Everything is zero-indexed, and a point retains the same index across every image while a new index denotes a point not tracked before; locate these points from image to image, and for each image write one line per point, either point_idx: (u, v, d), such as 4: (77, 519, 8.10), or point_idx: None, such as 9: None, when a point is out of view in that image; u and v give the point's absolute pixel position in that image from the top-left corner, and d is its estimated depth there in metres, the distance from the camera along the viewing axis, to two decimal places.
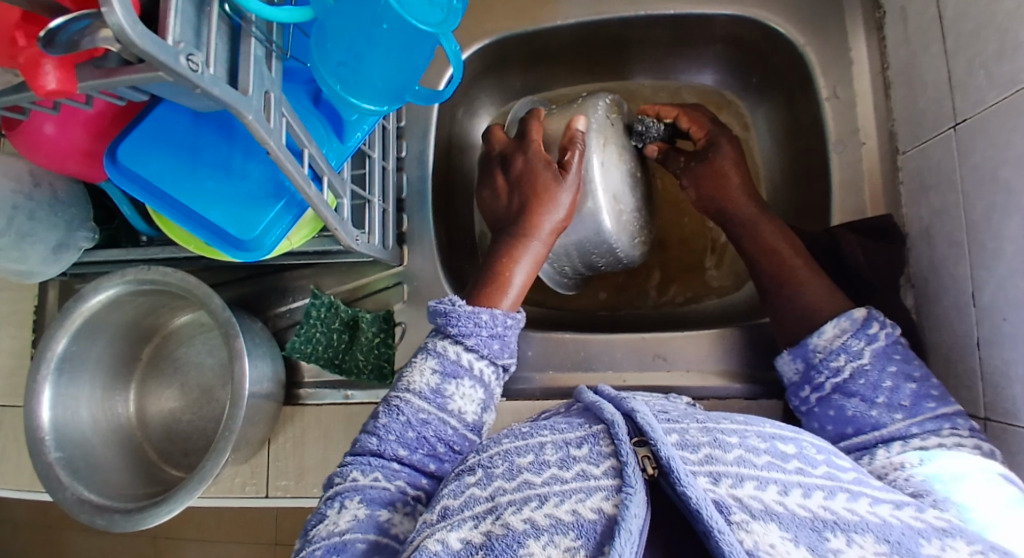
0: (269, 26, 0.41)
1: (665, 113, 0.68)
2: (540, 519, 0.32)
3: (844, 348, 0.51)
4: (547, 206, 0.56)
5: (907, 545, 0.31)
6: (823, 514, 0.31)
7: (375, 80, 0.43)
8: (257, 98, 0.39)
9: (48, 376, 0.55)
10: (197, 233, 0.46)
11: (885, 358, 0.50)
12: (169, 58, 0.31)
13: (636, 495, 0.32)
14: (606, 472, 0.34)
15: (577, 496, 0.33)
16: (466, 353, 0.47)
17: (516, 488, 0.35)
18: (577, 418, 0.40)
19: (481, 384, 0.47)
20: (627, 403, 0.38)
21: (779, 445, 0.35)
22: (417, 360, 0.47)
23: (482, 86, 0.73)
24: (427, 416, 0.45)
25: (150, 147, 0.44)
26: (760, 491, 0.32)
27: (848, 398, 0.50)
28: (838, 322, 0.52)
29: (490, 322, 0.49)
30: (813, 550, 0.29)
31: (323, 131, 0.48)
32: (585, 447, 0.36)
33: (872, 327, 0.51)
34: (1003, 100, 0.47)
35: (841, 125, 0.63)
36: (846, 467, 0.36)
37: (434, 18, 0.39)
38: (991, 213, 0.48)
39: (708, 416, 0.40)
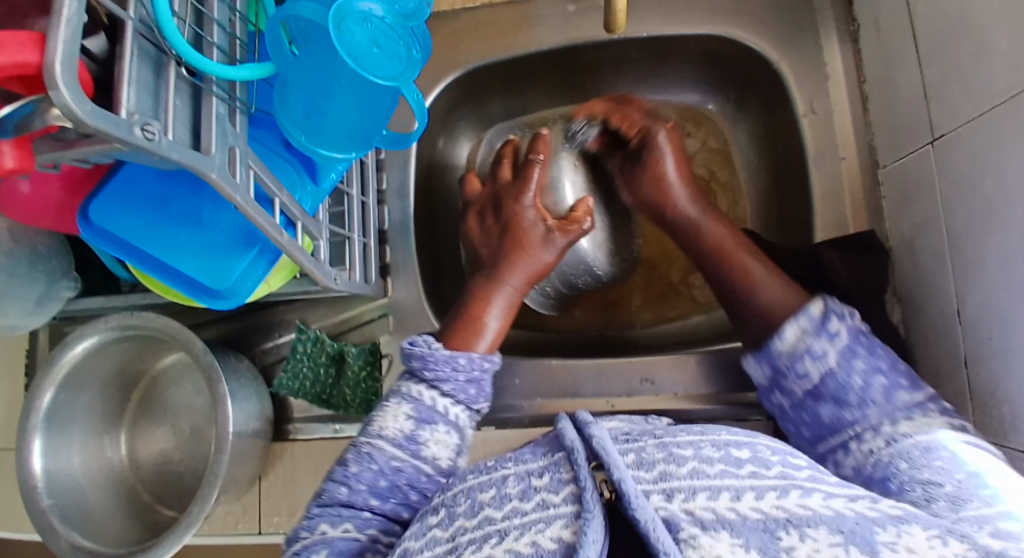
0: (231, 84, 0.41)
1: (596, 111, 0.67)
2: (501, 555, 0.33)
3: (807, 351, 0.51)
4: (526, 248, 0.59)
5: (862, 533, 0.31)
6: (775, 514, 0.32)
7: (340, 128, 0.42)
8: (222, 156, 0.38)
9: (37, 427, 0.56)
10: (175, 286, 0.46)
11: (849, 354, 0.50)
12: (121, 130, 0.31)
13: (594, 521, 0.33)
14: (565, 498, 0.35)
15: (537, 526, 0.34)
16: (443, 398, 0.49)
17: (477, 526, 0.36)
18: (541, 447, 0.42)
19: (455, 429, 0.49)
20: (588, 427, 0.39)
21: (733, 452, 0.36)
22: (389, 404, 0.49)
23: (461, 110, 0.73)
24: (400, 465, 0.46)
25: (121, 203, 0.44)
26: (712, 501, 0.33)
27: (821, 400, 0.51)
28: (798, 322, 0.52)
29: (467, 366, 0.51)
30: (764, 551, 0.31)
31: (295, 176, 0.48)
32: (546, 476, 0.37)
33: (831, 324, 0.51)
34: (980, 117, 0.46)
35: (820, 140, 0.63)
36: (801, 465, 0.37)
37: (393, 70, 0.39)
38: (973, 230, 0.47)
39: (667, 431, 0.41)
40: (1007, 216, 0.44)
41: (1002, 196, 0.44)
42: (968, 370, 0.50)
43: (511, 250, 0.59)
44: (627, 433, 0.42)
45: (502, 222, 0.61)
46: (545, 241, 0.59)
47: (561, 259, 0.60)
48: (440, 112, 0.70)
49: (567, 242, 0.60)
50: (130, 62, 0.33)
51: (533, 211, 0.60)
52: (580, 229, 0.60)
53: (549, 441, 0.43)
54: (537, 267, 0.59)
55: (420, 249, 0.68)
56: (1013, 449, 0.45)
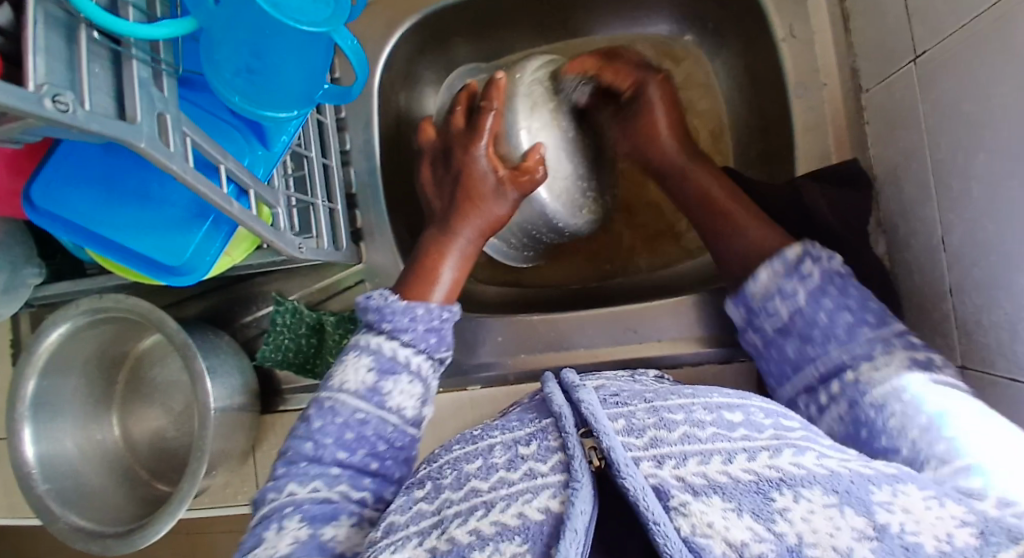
0: (153, 45, 0.39)
1: (586, 68, 0.63)
2: (486, 528, 0.32)
3: (779, 290, 0.51)
4: (477, 205, 0.58)
5: (857, 494, 0.30)
6: (768, 474, 0.31)
7: (275, 88, 0.41)
8: (150, 123, 0.36)
9: (25, 416, 0.56)
10: (127, 262, 0.45)
11: (819, 294, 0.49)
12: (31, 105, 0.29)
13: (581, 490, 0.32)
14: (553, 467, 0.35)
15: (524, 497, 0.33)
16: (404, 348, 0.49)
17: (462, 498, 0.35)
18: (528, 413, 0.42)
19: (419, 379, 0.49)
20: (576, 393, 0.39)
21: (725, 415, 0.35)
22: (350, 357, 0.49)
23: (425, 63, 0.70)
24: (365, 416, 0.46)
25: (65, 183, 0.42)
26: (704, 465, 0.32)
27: (789, 338, 0.50)
28: (771, 265, 0.52)
29: (425, 316, 0.51)
30: (756, 515, 0.30)
31: (242, 142, 0.46)
32: (533, 444, 0.37)
33: (804, 267, 0.50)
34: (962, 27, 0.43)
35: (799, 67, 0.59)
36: (794, 427, 0.36)
37: (320, 15, 0.36)
38: (957, 150, 0.45)
39: (656, 393, 0.40)
40: (991, 131, 0.41)
41: (987, 109, 0.41)
42: (953, 299, 0.48)
43: (462, 202, 0.58)
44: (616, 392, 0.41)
45: (454, 172, 0.59)
46: (498, 194, 0.58)
47: (515, 211, 0.59)
48: (400, 68, 0.67)
49: (520, 195, 0.58)
50: (35, 30, 0.31)
51: (486, 160, 0.58)
52: (534, 179, 0.58)
53: (538, 404, 0.43)
54: (489, 219, 0.58)
55: (393, 212, 0.67)
56: (999, 378, 0.44)
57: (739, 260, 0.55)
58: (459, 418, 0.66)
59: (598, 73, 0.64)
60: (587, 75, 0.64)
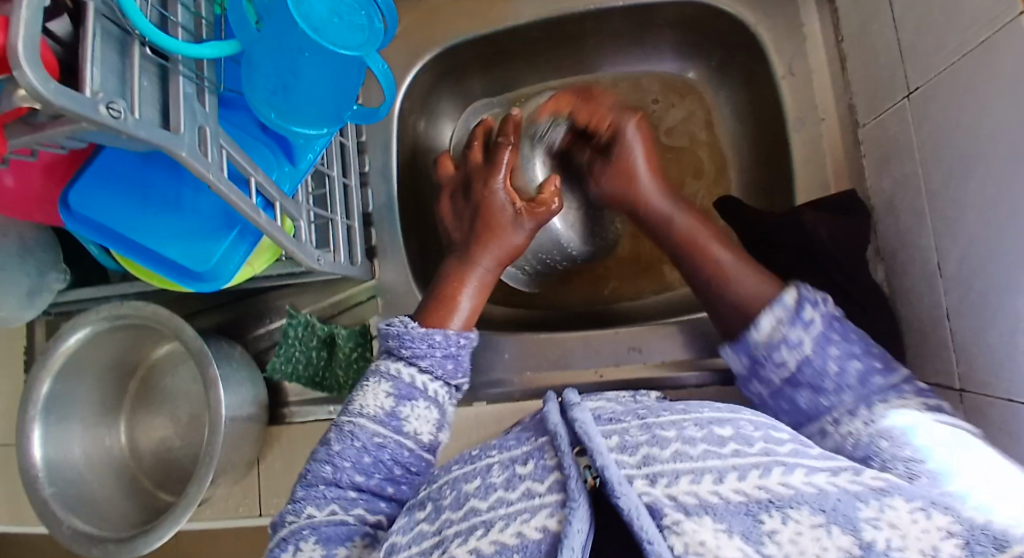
0: (197, 63, 0.41)
1: (562, 106, 0.66)
2: (486, 547, 0.34)
3: (784, 339, 0.51)
4: (497, 236, 0.60)
5: (844, 512, 0.31)
6: (757, 495, 0.32)
7: (307, 107, 0.43)
8: (191, 134, 0.39)
9: (36, 417, 0.56)
10: (157, 269, 0.47)
11: (824, 341, 0.50)
12: (87, 110, 0.31)
13: (578, 510, 0.33)
14: (550, 487, 0.36)
15: (522, 516, 0.34)
16: (422, 375, 0.50)
17: (462, 518, 0.36)
18: (526, 433, 0.42)
19: (435, 405, 0.50)
20: (572, 411, 0.40)
21: (716, 430, 0.36)
22: (370, 383, 0.50)
23: (442, 92, 0.73)
24: (383, 441, 0.47)
25: (102, 188, 0.44)
26: (695, 485, 0.33)
27: (799, 388, 0.51)
28: (774, 312, 0.52)
29: (443, 342, 0.52)
30: (746, 538, 0.31)
31: (271, 157, 0.48)
32: (530, 464, 0.38)
33: (805, 311, 0.51)
34: (953, 66, 0.45)
35: (799, 102, 0.63)
36: (784, 439, 0.36)
37: (356, 40, 0.39)
38: (950, 180, 0.47)
39: (651, 409, 0.41)
40: (983, 161, 0.44)
41: (977, 142, 0.44)
42: (951, 322, 0.50)
43: (482, 232, 0.60)
44: (612, 412, 0.42)
45: (474, 205, 0.62)
46: (515, 224, 0.61)
47: (530, 240, 0.61)
48: (418, 94, 0.70)
49: (535, 224, 0.61)
50: (93, 43, 0.33)
51: (504, 193, 0.61)
52: (548, 210, 0.62)
53: (535, 423, 0.44)
54: (507, 249, 0.60)
55: (407, 230, 0.69)
56: (997, 396, 0.45)
57: (735, 311, 0.56)
58: (464, 438, 0.65)
59: (573, 112, 0.66)
60: (562, 113, 0.67)
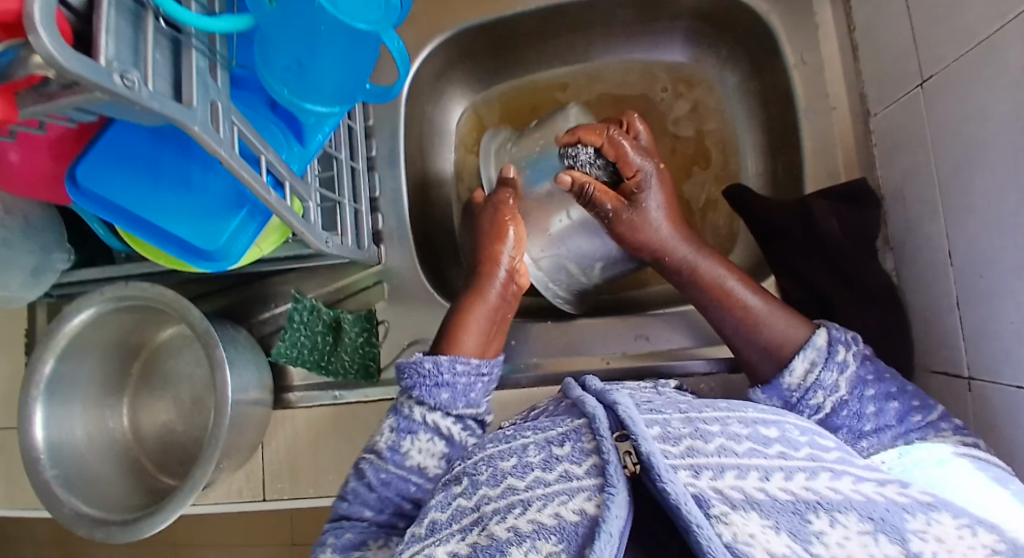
0: (210, 37, 0.41)
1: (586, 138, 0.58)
2: (523, 525, 0.33)
3: (819, 382, 0.48)
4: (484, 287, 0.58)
5: (892, 522, 0.31)
6: (806, 496, 0.32)
7: (324, 83, 0.43)
8: (203, 109, 0.38)
9: (38, 397, 0.56)
10: (165, 248, 0.46)
11: (861, 383, 0.48)
12: (102, 79, 0.31)
13: (618, 496, 0.32)
14: (589, 471, 0.35)
15: (560, 498, 0.34)
16: (432, 413, 0.50)
17: (500, 495, 0.36)
18: (561, 414, 0.41)
19: (440, 437, 0.49)
20: (609, 395, 0.39)
21: (762, 430, 0.36)
22: (383, 419, 0.51)
23: (451, 77, 0.73)
24: (387, 477, 0.48)
25: (106, 163, 0.43)
26: (741, 480, 0.33)
27: (838, 434, 0.48)
28: (806, 355, 0.49)
29: (450, 393, 0.51)
30: (795, 535, 0.31)
31: (282, 137, 0.48)
32: (567, 445, 0.37)
33: (838, 353, 0.49)
34: (967, 53, 0.45)
35: (809, 91, 0.63)
36: (829, 446, 0.37)
37: (372, 16, 0.38)
38: (961, 168, 0.47)
39: (690, 404, 0.41)
40: (992, 150, 0.44)
41: (989, 129, 0.44)
42: (961, 311, 0.49)
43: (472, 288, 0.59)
44: (649, 402, 0.42)
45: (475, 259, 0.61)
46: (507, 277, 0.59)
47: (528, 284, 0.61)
48: (426, 79, 0.70)
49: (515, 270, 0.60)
50: (109, 11, 0.32)
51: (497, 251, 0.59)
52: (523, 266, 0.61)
53: (566, 408, 0.42)
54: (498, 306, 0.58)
55: (413, 215, 0.69)
56: (1004, 385, 0.45)
57: (760, 354, 0.53)
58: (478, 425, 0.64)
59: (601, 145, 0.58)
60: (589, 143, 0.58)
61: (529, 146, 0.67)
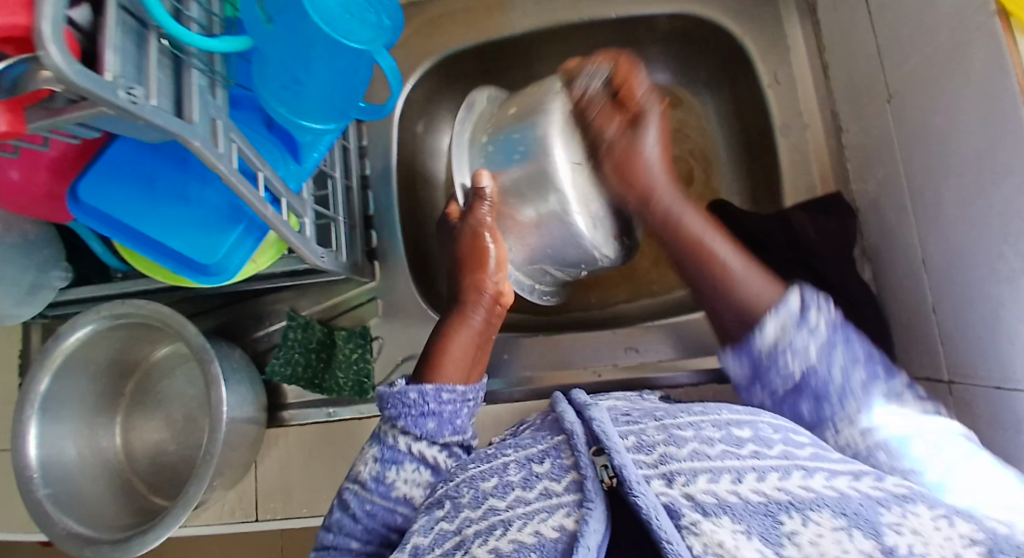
0: (211, 57, 0.43)
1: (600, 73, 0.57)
2: (504, 546, 0.34)
3: (791, 346, 0.46)
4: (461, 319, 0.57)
5: (866, 516, 0.31)
6: (778, 496, 0.32)
7: (320, 101, 0.45)
8: (204, 125, 0.40)
9: (33, 415, 0.56)
10: (163, 262, 0.48)
11: (829, 349, 0.46)
12: (109, 93, 0.32)
13: (595, 510, 0.33)
14: (567, 487, 0.36)
15: (540, 516, 0.35)
16: (417, 443, 0.48)
17: (483, 516, 0.36)
18: (543, 430, 0.42)
19: (426, 466, 0.48)
20: (588, 410, 0.40)
21: (734, 432, 0.37)
22: (365, 449, 0.50)
23: (442, 100, 0.75)
24: (373, 508, 0.47)
25: (106, 180, 0.45)
26: (713, 483, 0.33)
27: (801, 397, 0.47)
28: (778, 317, 0.46)
29: (419, 400, 0.49)
30: (766, 539, 0.31)
31: (278, 154, 0.50)
32: (547, 462, 0.38)
33: (810, 316, 0.46)
34: (930, 68, 0.48)
35: (785, 108, 0.65)
36: (803, 444, 0.37)
37: (365, 36, 0.40)
38: (931, 177, 0.49)
39: (668, 412, 0.41)
40: (959, 157, 0.46)
41: (955, 138, 0.46)
42: (937, 316, 0.51)
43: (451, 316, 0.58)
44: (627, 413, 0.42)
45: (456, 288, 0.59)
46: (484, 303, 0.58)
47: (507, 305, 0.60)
48: (418, 102, 0.73)
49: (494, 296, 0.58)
50: (114, 32, 0.34)
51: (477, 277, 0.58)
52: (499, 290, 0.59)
53: (550, 424, 0.43)
54: (478, 332, 0.57)
55: (405, 233, 0.70)
56: (981, 385, 0.46)
57: (732, 314, 0.49)
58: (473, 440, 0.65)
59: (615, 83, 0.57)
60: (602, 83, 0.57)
61: (506, 145, 0.59)
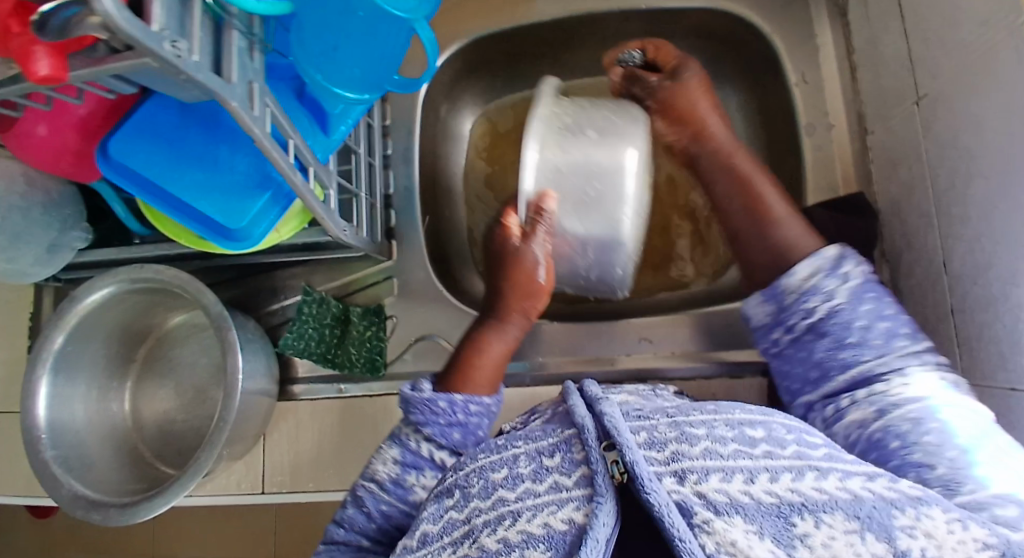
0: (251, 20, 0.42)
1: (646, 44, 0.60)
2: (513, 536, 0.33)
3: (817, 287, 0.47)
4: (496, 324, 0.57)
5: (879, 520, 0.31)
6: (790, 497, 0.31)
7: (356, 72, 0.45)
8: (242, 87, 0.40)
9: (44, 373, 0.56)
10: (189, 226, 0.47)
11: (859, 294, 0.46)
12: (155, 44, 0.32)
13: (605, 505, 0.33)
14: (577, 482, 0.35)
15: (549, 509, 0.34)
16: (438, 451, 0.49)
17: (491, 507, 0.36)
18: (552, 423, 0.41)
19: (442, 472, 0.48)
20: (599, 405, 0.39)
21: (747, 431, 0.35)
22: (383, 448, 0.50)
23: (467, 85, 0.75)
24: (387, 508, 0.48)
25: (139, 139, 0.45)
26: (726, 483, 0.32)
27: (818, 339, 0.47)
28: (811, 262, 0.48)
29: (448, 409, 0.50)
30: (778, 541, 0.30)
31: (308, 125, 0.50)
32: (558, 456, 0.37)
33: (843, 265, 0.47)
34: (962, 69, 0.48)
35: (810, 108, 0.66)
36: (817, 444, 0.36)
37: (408, 5, 0.40)
38: (955, 179, 0.50)
39: (680, 408, 0.40)
40: (987, 157, 0.46)
41: (983, 139, 0.46)
42: (955, 316, 0.51)
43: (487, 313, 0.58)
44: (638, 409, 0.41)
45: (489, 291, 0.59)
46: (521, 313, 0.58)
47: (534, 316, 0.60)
48: (443, 84, 0.73)
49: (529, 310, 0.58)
50: None
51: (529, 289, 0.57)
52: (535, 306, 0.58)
53: (561, 416, 0.42)
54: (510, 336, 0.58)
55: (424, 214, 0.70)
56: (996, 386, 0.47)
57: (767, 258, 0.52)
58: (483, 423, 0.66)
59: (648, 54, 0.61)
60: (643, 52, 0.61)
61: (595, 113, 0.55)
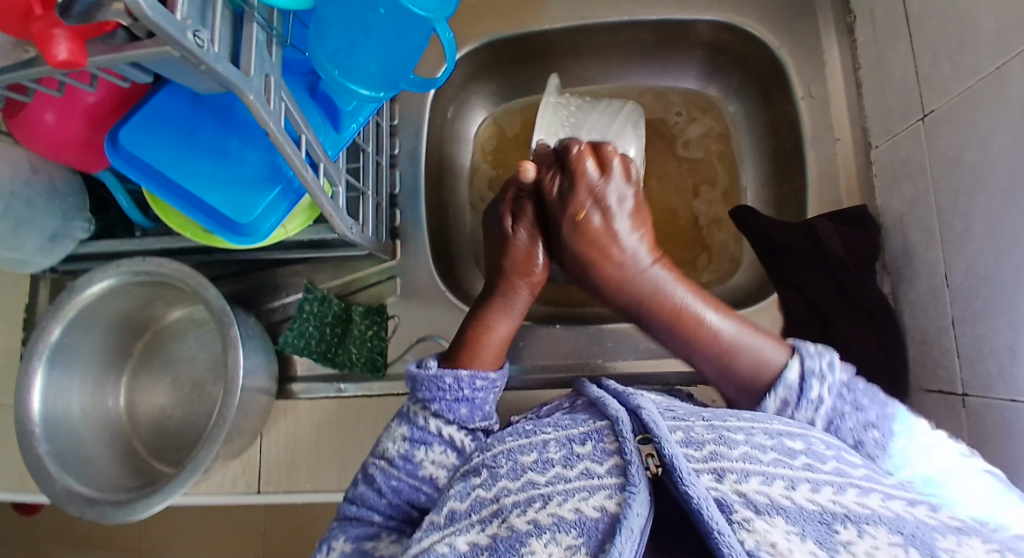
0: (270, 13, 0.42)
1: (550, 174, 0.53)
2: (544, 518, 0.33)
3: (801, 404, 0.44)
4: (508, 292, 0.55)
5: (923, 538, 0.30)
6: (833, 508, 0.31)
7: (372, 68, 0.45)
8: (258, 80, 0.40)
9: (39, 367, 0.55)
10: (195, 216, 0.47)
11: (842, 389, 0.44)
12: (177, 35, 0.32)
13: (639, 494, 0.33)
14: (610, 470, 0.35)
15: (580, 494, 0.34)
16: (448, 426, 0.48)
17: (521, 489, 0.36)
18: (581, 413, 0.41)
19: (453, 450, 0.48)
20: (633, 399, 0.39)
21: (786, 442, 0.36)
22: (391, 426, 0.50)
23: (476, 86, 0.76)
24: (398, 483, 0.47)
25: (151, 131, 0.45)
26: (766, 486, 0.33)
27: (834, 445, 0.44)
28: (776, 393, 0.45)
29: (454, 385, 0.49)
30: (820, 543, 0.30)
31: (320, 120, 0.50)
32: (589, 444, 0.37)
33: (811, 381, 0.44)
34: (968, 88, 0.49)
35: (816, 121, 0.67)
36: (857, 463, 0.36)
37: (428, 5, 0.40)
38: (959, 196, 0.50)
39: (714, 413, 0.41)
40: (992, 175, 0.47)
41: (988, 157, 0.47)
42: (956, 331, 0.52)
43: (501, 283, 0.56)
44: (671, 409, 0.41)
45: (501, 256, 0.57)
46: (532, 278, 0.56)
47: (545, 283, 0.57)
48: (453, 86, 0.73)
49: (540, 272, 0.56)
50: None
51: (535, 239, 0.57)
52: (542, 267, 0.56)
53: (585, 408, 0.43)
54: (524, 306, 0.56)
55: (429, 214, 0.70)
56: (997, 401, 0.47)
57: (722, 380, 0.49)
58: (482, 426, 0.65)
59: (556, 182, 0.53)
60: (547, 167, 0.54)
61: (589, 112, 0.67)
